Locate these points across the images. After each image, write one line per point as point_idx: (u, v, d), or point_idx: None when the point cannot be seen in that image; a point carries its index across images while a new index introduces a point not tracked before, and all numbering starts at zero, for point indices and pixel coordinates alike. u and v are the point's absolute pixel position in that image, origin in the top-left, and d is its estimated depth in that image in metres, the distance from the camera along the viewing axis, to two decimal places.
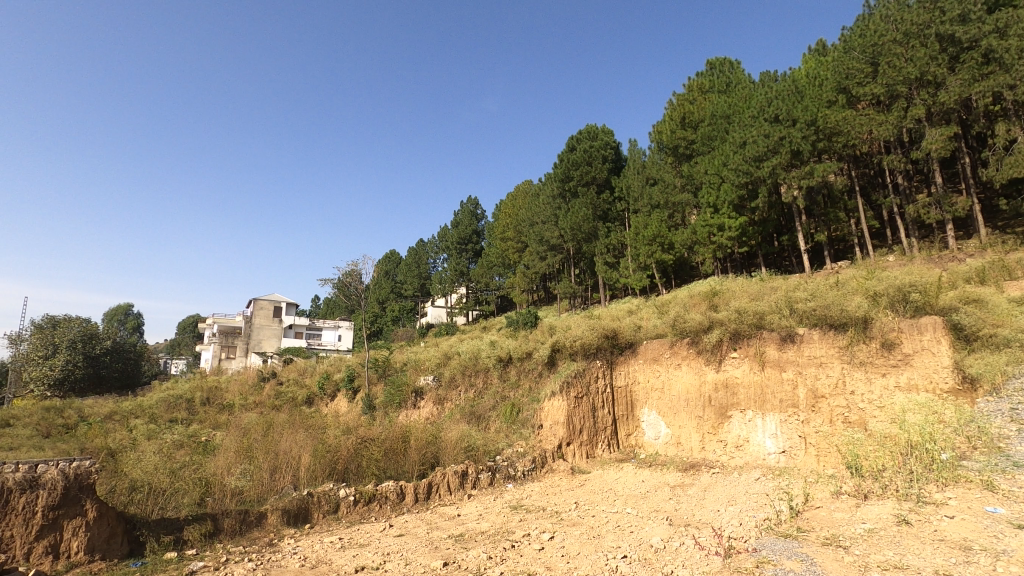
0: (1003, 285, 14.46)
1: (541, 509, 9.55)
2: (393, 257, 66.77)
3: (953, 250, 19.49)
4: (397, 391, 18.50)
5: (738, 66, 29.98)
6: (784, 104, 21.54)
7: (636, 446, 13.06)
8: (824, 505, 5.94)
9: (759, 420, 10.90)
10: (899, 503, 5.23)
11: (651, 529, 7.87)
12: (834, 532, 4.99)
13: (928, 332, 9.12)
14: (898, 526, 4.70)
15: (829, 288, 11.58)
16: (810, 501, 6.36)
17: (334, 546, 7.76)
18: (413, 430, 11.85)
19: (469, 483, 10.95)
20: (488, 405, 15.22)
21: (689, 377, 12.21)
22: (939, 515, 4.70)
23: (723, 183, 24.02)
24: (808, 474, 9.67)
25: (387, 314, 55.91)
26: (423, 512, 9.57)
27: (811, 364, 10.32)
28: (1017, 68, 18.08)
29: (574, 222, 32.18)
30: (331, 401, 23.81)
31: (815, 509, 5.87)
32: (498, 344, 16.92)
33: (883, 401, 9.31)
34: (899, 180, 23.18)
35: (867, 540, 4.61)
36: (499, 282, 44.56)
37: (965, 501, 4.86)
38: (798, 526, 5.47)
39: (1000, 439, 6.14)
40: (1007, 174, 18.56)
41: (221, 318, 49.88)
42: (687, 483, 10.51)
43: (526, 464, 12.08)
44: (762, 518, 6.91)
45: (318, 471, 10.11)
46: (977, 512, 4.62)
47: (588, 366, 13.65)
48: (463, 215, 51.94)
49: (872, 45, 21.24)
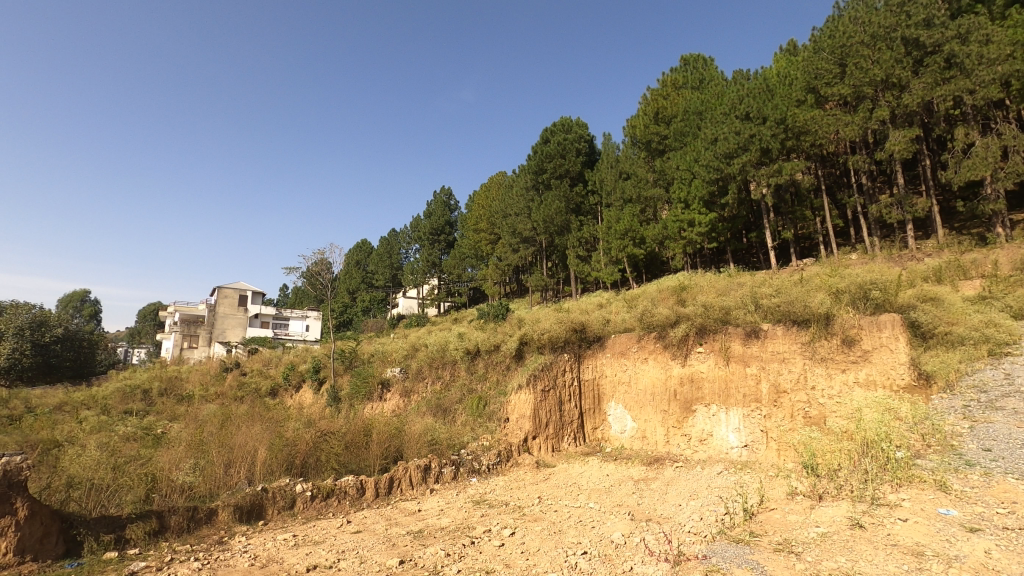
0: (959, 284, 14.87)
1: (504, 503, 9.43)
2: (364, 247, 65.75)
3: (913, 250, 20.03)
4: (363, 383, 18.16)
5: (711, 63, 30.15)
6: (755, 102, 21.73)
7: (602, 439, 13.06)
8: (778, 506, 5.95)
9: (722, 415, 10.98)
10: (853, 503, 5.25)
11: (612, 524, 7.82)
12: (787, 536, 4.97)
13: (886, 329, 9.27)
14: (852, 530, 4.69)
15: (793, 284, 11.69)
16: (764, 502, 6.35)
17: (287, 544, 7.49)
18: (376, 423, 11.60)
19: (431, 477, 10.77)
20: (455, 398, 15.04)
21: (656, 371, 12.23)
22: (893, 518, 4.71)
23: (694, 179, 24.12)
24: (768, 468, 9.78)
25: (357, 305, 55.08)
26: (383, 508, 9.35)
27: (774, 359, 10.42)
28: (976, 74, 18.75)
29: (547, 215, 32.09)
30: (296, 393, 23.28)
31: (769, 512, 5.86)
32: (466, 336, 16.72)
33: (842, 396, 9.45)
34: (863, 180, 23.69)
35: (820, 546, 4.59)
36: (472, 273, 44.26)
37: (918, 503, 4.89)
38: (751, 529, 5.44)
39: (952, 437, 6.23)
40: (965, 177, 19.11)
41: (184, 306, 48.39)
42: (650, 477, 10.54)
43: (491, 457, 11.95)
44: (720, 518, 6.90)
45: (275, 465, 9.79)
46: (930, 514, 4.65)
47: (556, 359, 13.57)
48: (436, 205, 51.34)
49: (840, 47, 21.56)
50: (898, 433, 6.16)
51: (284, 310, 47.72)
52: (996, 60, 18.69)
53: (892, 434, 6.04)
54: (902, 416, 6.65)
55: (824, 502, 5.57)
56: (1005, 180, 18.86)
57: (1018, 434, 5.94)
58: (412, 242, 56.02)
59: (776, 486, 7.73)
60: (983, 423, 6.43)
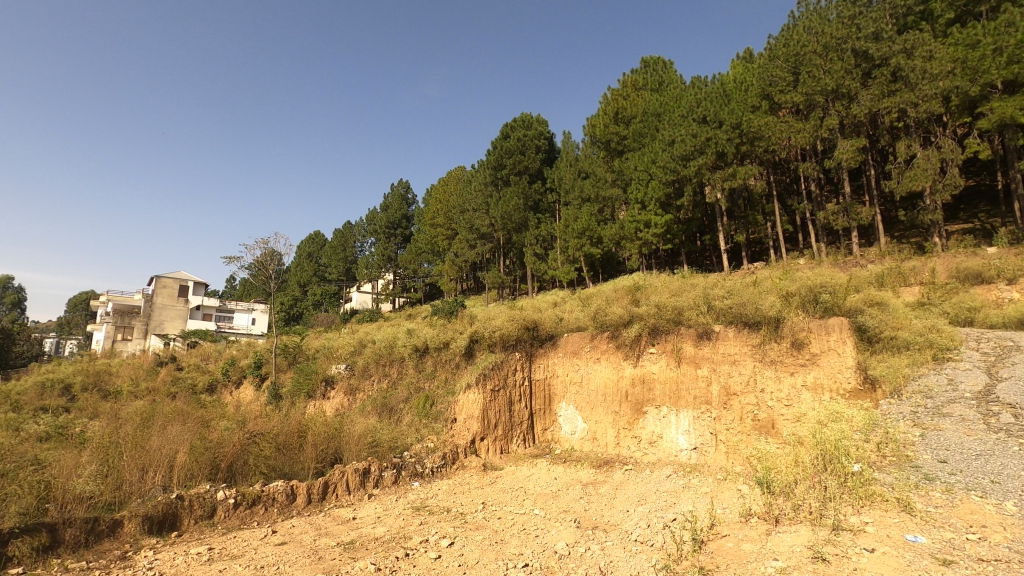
0: (899, 291, 15.34)
1: (445, 510, 8.93)
2: (317, 238, 63.69)
3: (857, 256, 20.64)
4: (306, 379, 17.30)
5: (670, 66, 30.43)
6: (712, 105, 21.89)
7: (552, 441, 12.73)
8: (731, 532, 5.53)
9: (673, 417, 10.81)
10: (811, 525, 4.95)
11: (556, 533, 7.44)
12: (742, 572, 4.55)
13: (835, 333, 9.27)
14: (814, 564, 4.30)
15: (746, 286, 11.65)
16: (714, 526, 5.95)
17: (199, 560, 6.77)
18: (312, 423, 10.89)
19: (370, 481, 10.14)
20: (401, 397, 14.43)
21: (608, 372, 11.98)
22: (859, 548, 4.36)
23: (650, 181, 24.09)
24: (717, 472, 9.66)
25: (308, 298, 53.14)
26: (314, 516, 8.67)
27: (724, 361, 10.29)
28: (920, 88, 19.30)
29: (505, 211, 31.60)
30: (235, 389, 22.06)
31: (721, 539, 5.44)
32: (415, 332, 16.09)
33: (790, 400, 9.37)
34: (813, 187, 24.29)
35: None
36: (428, 269, 43.51)
37: (883, 528, 4.58)
38: (701, 562, 5.02)
39: (904, 445, 6.14)
40: (907, 187, 19.77)
41: (117, 295, 45.51)
42: (599, 480, 10.24)
43: (435, 460, 11.38)
44: (667, 543, 6.47)
45: (195, 470, 8.95)
46: (898, 542, 4.34)
47: (507, 358, 13.10)
48: (393, 198, 50.15)
49: (795, 55, 21.99)
50: (852, 442, 5.98)
51: (228, 301, 45.60)
52: (938, 76, 19.29)
53: (845, 443, 5.85)
54: (852, 421, 6.52)
55: (776, 521, 5.28)
56: (943, 191, 19.64)
57: (969, 443, 5.89)
58: (368, 236, 54.64)
59: (731, 504, 7.42)
60: (933, 430, 6.37)
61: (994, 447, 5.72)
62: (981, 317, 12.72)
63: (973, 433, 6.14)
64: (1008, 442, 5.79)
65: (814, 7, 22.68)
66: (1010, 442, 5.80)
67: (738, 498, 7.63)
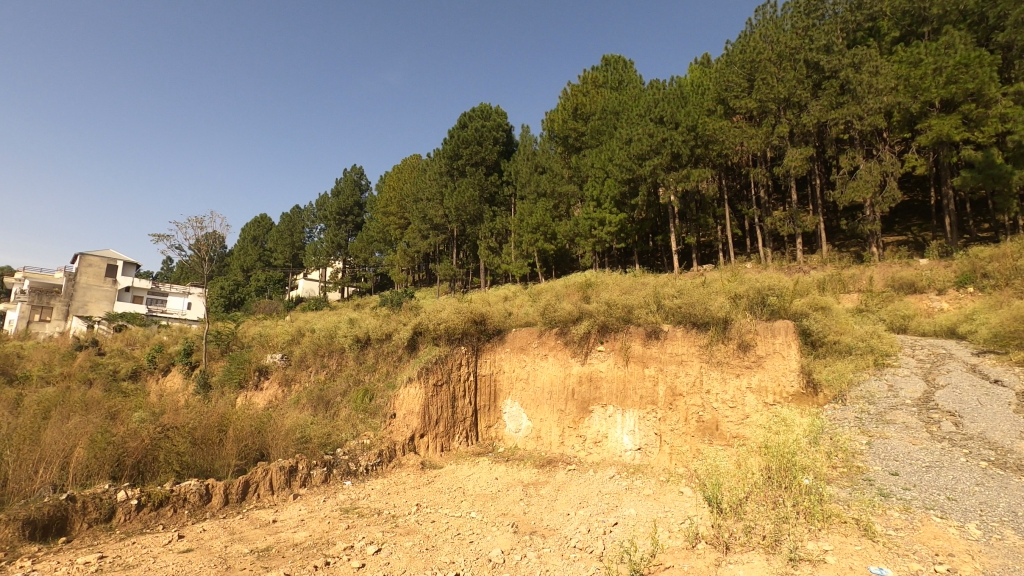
0: (840, 298, 15.76)
1: (376, 512, 8.37)
2: (263, 222, 61.14)
3: (801, 262, 21.20)
4: (237, 368, 16.24)
5: (631, 66, 30.51)
6: (669, 106, 21.94)
7: (495, 439, 12.32)
8: (676, 561, 4.97)
9: (618, 416, 10.62)
10: (766, 551, 4.50)
11: (492, 539, 7.02)
12: None
13: (780, 336, 9.21)
14: None
15: (696, 286, 11.53)
16: (655, 555, 5.39)
17: (84, 572, 5.95)
18: (236, 416, 10.04)
19: (297, 480, 9.43)
20: (339, 390, 13.68)
21: (555, 369, 11.66)
22: None
23: (607, 178, 24.00)
24: (660, 473, 9.50)
25: (250, 284, 50.69)
26: (229, 519, 7.92)
27: (672, 362, 10.13)
28: (866, 101, 19.94)
29: (459, 202, 30.97)
30: (162, 377, 20.64)
31: (664, 570, 4.86)
32: (357, 322, 15.32)
33: (735, 402, 9.26)
34: (762, 193, 24.80)
35: None
36: (379, 258, 42.22)
37: (844, 557, 4.16)
38: None
39: (852, 454, 6.02)
40: (849, 197, 20.36)
41: (36, 273, 42.08)
42: (541, 481, 9.91)
43: (370, 457, 10.74)
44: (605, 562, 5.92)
45: (95, 466, 8.01)
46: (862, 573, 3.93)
47: (451, 352, 12.54)
48: (346, 184, 48.63)
49: (750, 62, 22.34)
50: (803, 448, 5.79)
51: (161, 284, 42.93)
52: (883, 91, 19.91)
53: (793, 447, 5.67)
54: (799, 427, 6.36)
55: (726, 539, 4.91)
56: (881, 204, 20.39)
57: (916, 454, 5.82)
58: (317, 221, 52.77)
59: (678, 517, 7.18)
60: (879, 438, 6.32)
61: (940, 458, 5.67)
62: (914, 324, 13.15)
63: (919, 442, 6.09)
64: (953, 453, 5.76)
65: (770, 16, 23.12)
66: (953, 452, 5.78)
67: (686, 511, 7.40)
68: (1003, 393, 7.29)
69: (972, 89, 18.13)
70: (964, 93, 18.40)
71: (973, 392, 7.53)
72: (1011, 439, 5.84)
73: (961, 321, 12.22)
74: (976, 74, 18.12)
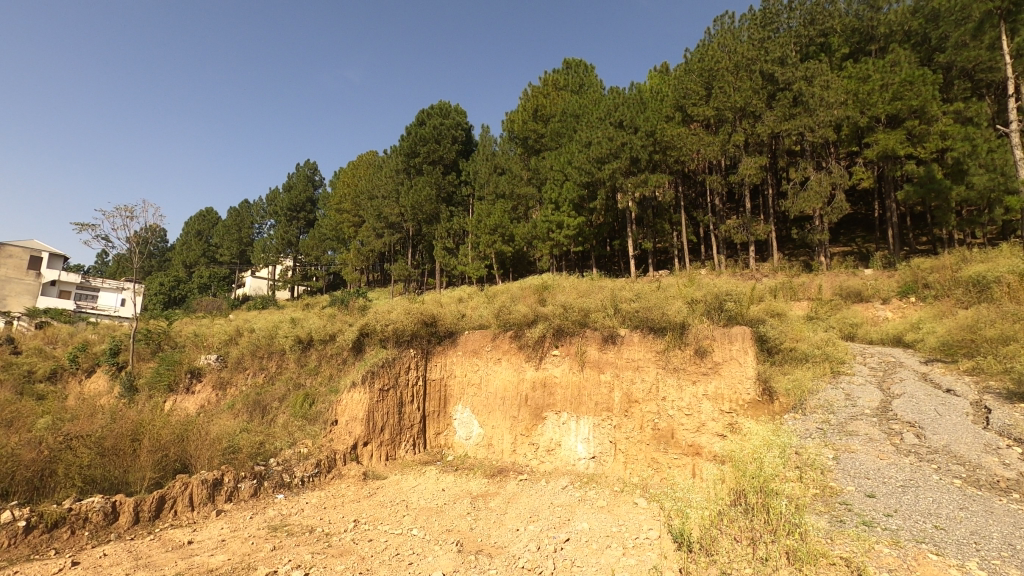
0: (791, 305, 15.95)
1: (308, 530, 7.64)
2: (209, 216, 58.37)
3: (754, 270, 21.50)
4: (166, 370, 14.97)
5: (592, 70, 30.53)
6: (629, 111, 21.62)
7: (444, 447, 11.71)
8: None
9: (573, 424, 10.23)
10: None
11: (434, 560, 6.44)
12: None
13: (737, 342, 9.00)
14: None
15: (653, 290, 11.27)
16: None
17: None
18: (155, 423, 9.08)
19: (222, 495, 8.54)
20: (277, 394, 12.77)
21: (508, 374, 11.17)
22: None
23: (566, 181, 23.77)
24: (614, 484, 9.15)
25: (192, 280, 47.98)
26: (136, 542, 7.01)
27: (628, 367, 9.81)
28: (817, 114, 20.48)
29: (415, 201, 30.17)
30: (85, 379, 19.03)
31: None
32: (300, 322, 14.37)
33: (691, 410, 8.99)
34: (717, 201, 25.11)
35: None
36: (332, 257, 40.77)
37: None
38: None
39: (822, 471, 5.69)
40: (800, 207, 20.76)
41: None
42: (490, 492, 9.38)
43: (306, 468, 9.92)
44: None
45: None
46: None
47: (399, 354, 11.85)
48: (298, 179, 46.92)
49: (708, 71, 22.59)
50: (771, 467, 5.44)
51: (92, 278, 40.14)
52: (833, 104, 20.47)
53: (760, 468, 5.31)
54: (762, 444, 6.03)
55: None
56: (830, 215, 20.87)
57: (887, 471, 5.57)
58: (267, 217, 50.62)
59: (637, 539, 6.84)
60: (846, 453, 6.09)
61: (913, 475, 5.43)
62: (861, 333, 13.38)
63: (886, 456, 5.90)
64: (924, 470, 5.54)
65: (728, 26, 23.51)
66: (923, 468, 5.58)
67: (644, 532, 7.09)
68: (958, 402, 7.26)
69: (916, 106, 18.65)
70: (908, 110, 18.95)
71: (930, 402, 7.46)
72: (977, 453, 5.71)
73: (907, 330, 12.42)
74: (919, 92, 18.64)
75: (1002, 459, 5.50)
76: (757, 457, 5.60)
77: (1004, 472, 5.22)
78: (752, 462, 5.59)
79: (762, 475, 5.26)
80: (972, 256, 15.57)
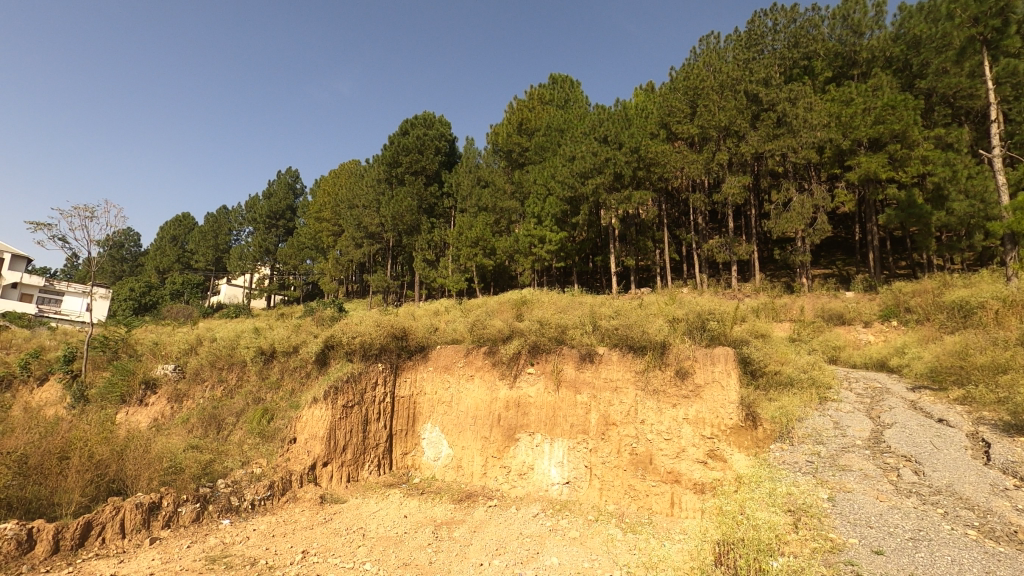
0: (774, 326, 15.67)
1: (248, 563, 6.93)
2: (185, 221, 57.05)
3: (737, 290, 21.27)
4: (119, 380, 14.03)
5: (578, 86, 30.50)
6: (614, 126, 21.46)
7: (412, 468, 11.03)
8: None
9: (546, 446, 9.66)
10: None
11: None
12: None
13: (720, 364, 8.54)
14: None
15: (634, 308, 10.83)
16: None
17: None
18: (90, 439, 8.32)
19: (158, 520, 7.78)
20: (234, 409, 11.98)
21: (480, 393, 10.58)
22: None
23: (549, 196, 23.44)
24: (589, 513, 8.58)
25: (164, 286, 46.55)
26: None
27: (606, 388, 9.29)
28: (800, 135, 20.52)
29: (396, 211, 29.59)
30: (36, 388, 17.94)
31: None
32: (265, 332, 13.63)
33: (670, 434, 8.49)
34: (701, 220, 24.95)
35: None
36: (310, 266, 39.82)
37: None
38: None
39: (819, 518, 5.18)
40: (783, 228, 20.60)
41: None
42: (456, 520, 8.72)
43: (257, 491, 9.18)
44: None
45: None
46: None
47: (366, 369, 11.18)
48: (279, 186, 46.10)
49: (693, 89, 22.54)
50: (768, 527, 4.86)
51: (57, 281, 38.65)
52: (816, 126, 20.52)
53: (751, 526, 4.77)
54: (754, 498, 5.50)
55: None
56: (813, 236, 20.75)
57: (891, 516, 5.09)
58: (244, 224, 49.45)
59: None
60: (843, 493, 5.64)
61: (921, 524, 4.93)
62: (845, 356, 13.09)
63: (886, 499, 5.45)
64: (930, 516, 5.07)
65: (713, 46, 23.65)
66: (930, 514, 5.09)
67: (617, 570, 6.64)
68: (954, 435, 6.85)
69: (898, 130, 18.58)
70: (890, 134, 18.86)
71: (925, 433, 7.07)
72: (984, 495, 5.28)
73: (892, 354, 12.14)
74: (901, 116, 18.58)
75: (1013, 503, 5.07)
76: (751, 518, 5.02)
77: (1019, 521, 4.75)
78: (745, 525, 4.99)
79: (758, 542, 4.65)
80: (954, 281, 15.45)
